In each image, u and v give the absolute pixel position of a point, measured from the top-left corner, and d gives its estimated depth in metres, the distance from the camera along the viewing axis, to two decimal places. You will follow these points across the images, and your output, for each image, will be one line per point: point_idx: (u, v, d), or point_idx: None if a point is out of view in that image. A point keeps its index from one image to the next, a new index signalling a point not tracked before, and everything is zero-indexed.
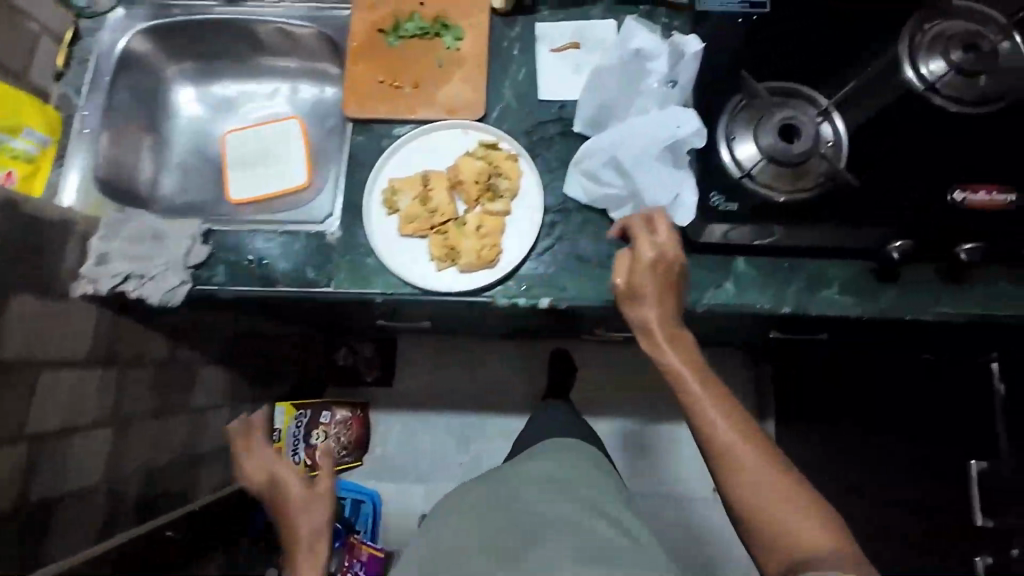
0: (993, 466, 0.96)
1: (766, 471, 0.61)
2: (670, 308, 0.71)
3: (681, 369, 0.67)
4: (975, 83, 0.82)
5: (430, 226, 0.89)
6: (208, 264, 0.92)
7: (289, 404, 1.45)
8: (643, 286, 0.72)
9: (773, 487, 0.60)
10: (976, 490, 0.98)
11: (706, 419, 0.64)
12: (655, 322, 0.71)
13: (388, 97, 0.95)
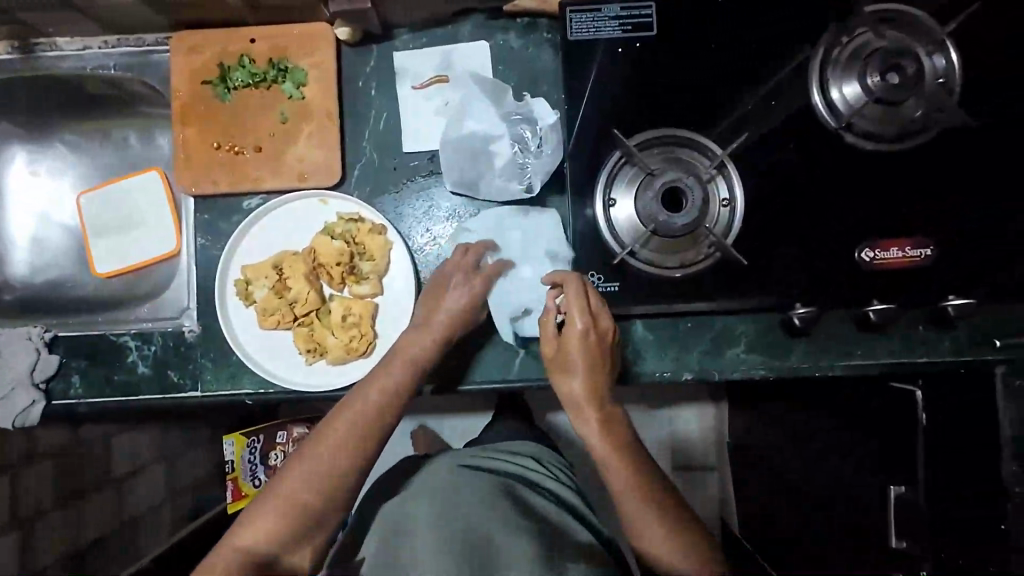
0: (912, 493, 0.77)
1: (670, 513, 0.69)
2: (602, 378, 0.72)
3: (604, 447, 0.71)
4: (894, 113, 0.69)
5: (292, 318, 0.80)
6: (61, 374, 0.84)
7: (239, 434, 1.18)
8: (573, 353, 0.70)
9: (679, 551, 0.67)
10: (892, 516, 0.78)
11: (630, 479, 0.69)
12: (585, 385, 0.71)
13: (230, 165, 0.82)
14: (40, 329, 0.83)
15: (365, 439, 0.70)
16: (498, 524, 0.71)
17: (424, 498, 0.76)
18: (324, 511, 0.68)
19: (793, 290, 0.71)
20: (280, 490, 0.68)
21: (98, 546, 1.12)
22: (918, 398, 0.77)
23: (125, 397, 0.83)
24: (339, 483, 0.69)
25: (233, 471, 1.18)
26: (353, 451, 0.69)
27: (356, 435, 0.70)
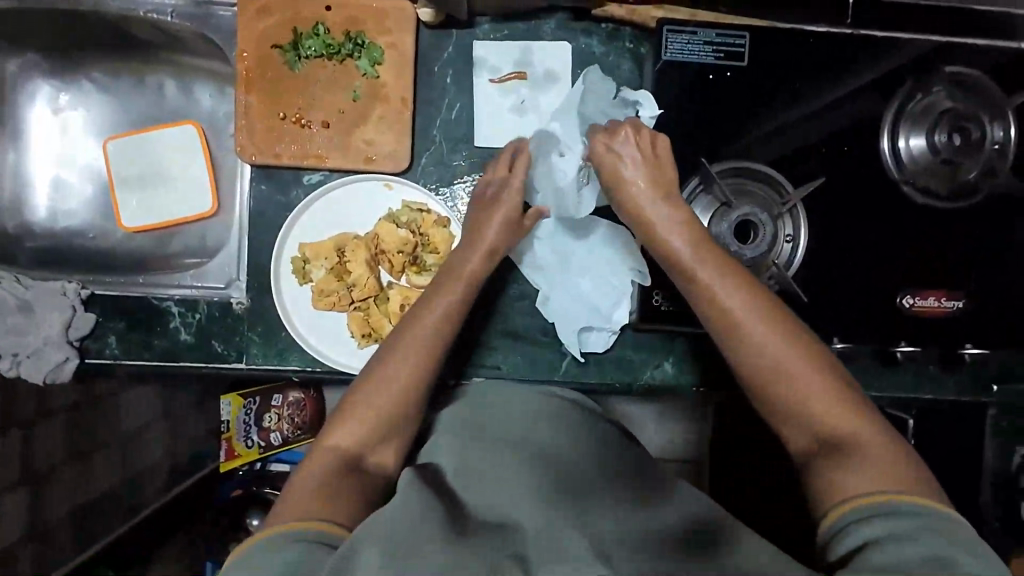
0: None
1: (795, 368, 0.58)
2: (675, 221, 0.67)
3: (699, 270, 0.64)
4: (953, 173, 0.74)
5: (349, 301, 0.80)
6: (97, 334, 0.81)
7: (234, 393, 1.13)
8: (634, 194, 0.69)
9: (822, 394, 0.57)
10: None
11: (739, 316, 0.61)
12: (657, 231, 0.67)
13: (294, 137, 0.79)
14: (77, 285, 0.81)
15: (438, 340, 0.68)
16: (566, 442, 0.62)
17: (476, 415, 0.66)
18: (405, 416, 0.65)
19: (840, 327, 0.75)
20: (356, 401, 0.64)
21: (103, 503, 1.10)
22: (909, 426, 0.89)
23: (166, 363, 0.81)
24: (412, 385, 0.66)
25: (227, 431, 1.15)
26: (422, 356, 0.67)
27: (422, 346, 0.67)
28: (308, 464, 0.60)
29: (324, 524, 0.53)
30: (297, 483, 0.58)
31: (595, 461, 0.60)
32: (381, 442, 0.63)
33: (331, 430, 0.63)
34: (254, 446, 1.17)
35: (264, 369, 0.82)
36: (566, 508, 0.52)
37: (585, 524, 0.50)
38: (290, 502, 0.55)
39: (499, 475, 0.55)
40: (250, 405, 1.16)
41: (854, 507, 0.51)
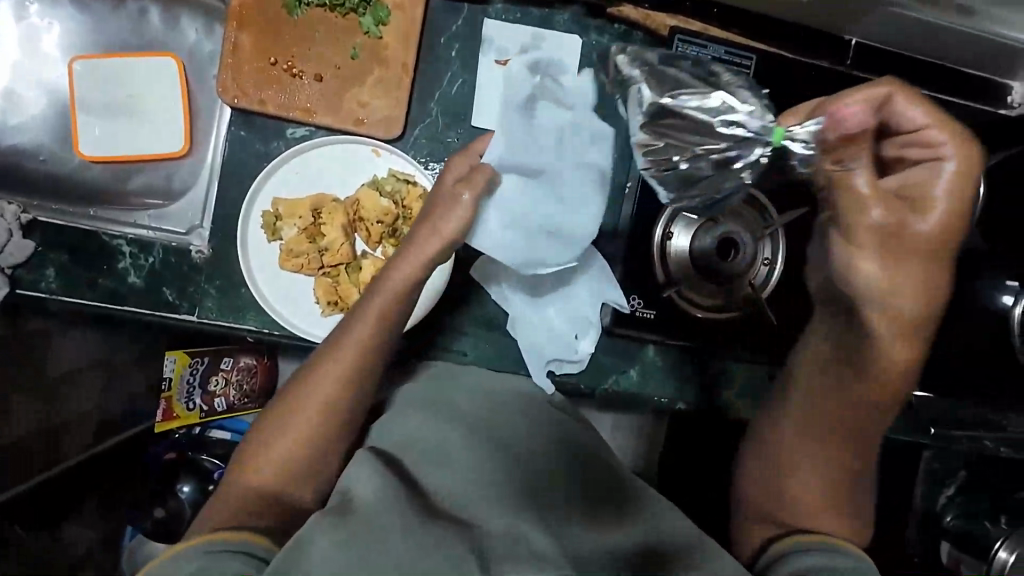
0: None
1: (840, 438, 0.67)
2: (935, 302, 0.62)
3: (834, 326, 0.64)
4: None
5: (318, 266, 0.76)
6: (34, 265, 0.75)
7: (183, 351, 1.10)
8: (909, 278, 0.61)
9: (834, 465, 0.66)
10: None
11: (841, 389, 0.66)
12: (901, 314, 0.62)
13: (283, 86, 0.75)
14: (18, 208, 0.74)
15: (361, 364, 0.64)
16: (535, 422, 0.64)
17: (446, 391, 0.67)
18: (327, 442, 0.63)
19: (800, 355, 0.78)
20: (277, 423, 0.63)
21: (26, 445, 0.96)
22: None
23: (107, 305, 0.75)
24: (331, 409, 0.63)
25: (168, 391, 1.09)
26: (345, 378, 0.64)
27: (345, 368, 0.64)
28: (228, 487, 0.61)
29: (239, 535, 0.54)
30: (217, 501, 0.59)
31: (558, 437, 0.63)
32: (298, 465, 0.62)
33: (256, 443, 0.63)
34: (196, 409, 1.14)
35: (217, 326, 0.78)
36: (527, 495, 0.56)
37: (541, 509, 0.55)
38: (208, 517, 0.57)
39: (463, 459, 0.58)
40: (196, 365, 1.13)
41: (795, 538, 0.61)
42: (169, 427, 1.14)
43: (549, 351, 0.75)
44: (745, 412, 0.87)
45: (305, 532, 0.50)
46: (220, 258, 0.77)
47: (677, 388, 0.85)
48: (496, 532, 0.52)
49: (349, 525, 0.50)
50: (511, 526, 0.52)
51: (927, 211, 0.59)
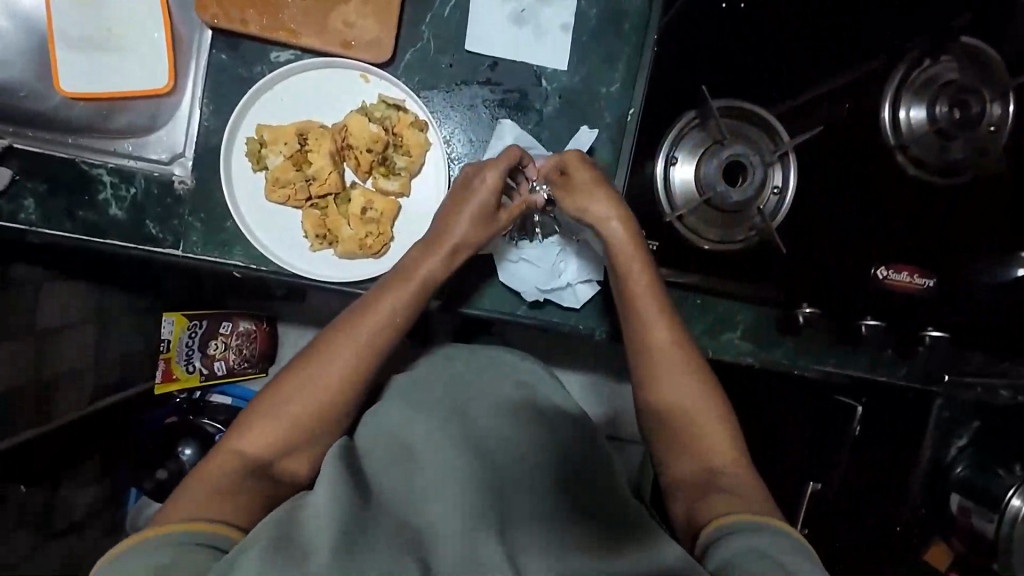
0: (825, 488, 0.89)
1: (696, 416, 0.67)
2: (657, 298, 0.68)
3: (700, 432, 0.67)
4: (947, 148, 0.73)
5: (306, 196, 0.74)
6: (13, 195, 0.72)
7: (181, 315, 1.06)
8: (629, 276, 0.68)
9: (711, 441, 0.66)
10: (802, 511, 0.91)
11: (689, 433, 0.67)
12: (637, 308, 0.68)
13: (265, 4, 0.71)
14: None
15: (377, 350, 0.62)
16: (515, 440, 0.60)
17: (424, 397, 0.64)
18: (324, 425, 0.60)
19: (806, 289, 0.75)
20: (270, 402, 0.59)
21: (11, 400, 0.89)
22: (857, 412, 0.87)
23: (88, 237, 0.72)
24: (337, 397, 0.60)
25: (168, 351, 1.06)
26: (357, 362, 0.61)
27: (356, 351, 0.61)
28: (206, 467, 0.56)
29: (225, 529, 0.52)
30: (196, 482, 0.55)
31: (538, 459, 0.59)
32: (294, 449, 0.59)
33: (247, 421, 0.59)
34: (196, 372, 1.12)
35: (200, 262, 0.74)
36: (488, 513, 0.52)
37: (503, 534, 0.52)
38: (181, 503, 0.53)
39: (426, 476, 0.55)
40: (196, 329, 1.11)
41: (721, 522, 0.58)
42: (169, 389, 1.11)
43: (563, 277, 0.77)
44: (751, 358, 0.84)
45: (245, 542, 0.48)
46: (202, 191, 0.74)
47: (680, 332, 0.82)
48: (440, 553, 0.49)
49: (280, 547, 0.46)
50: (457, 546, 0.49)
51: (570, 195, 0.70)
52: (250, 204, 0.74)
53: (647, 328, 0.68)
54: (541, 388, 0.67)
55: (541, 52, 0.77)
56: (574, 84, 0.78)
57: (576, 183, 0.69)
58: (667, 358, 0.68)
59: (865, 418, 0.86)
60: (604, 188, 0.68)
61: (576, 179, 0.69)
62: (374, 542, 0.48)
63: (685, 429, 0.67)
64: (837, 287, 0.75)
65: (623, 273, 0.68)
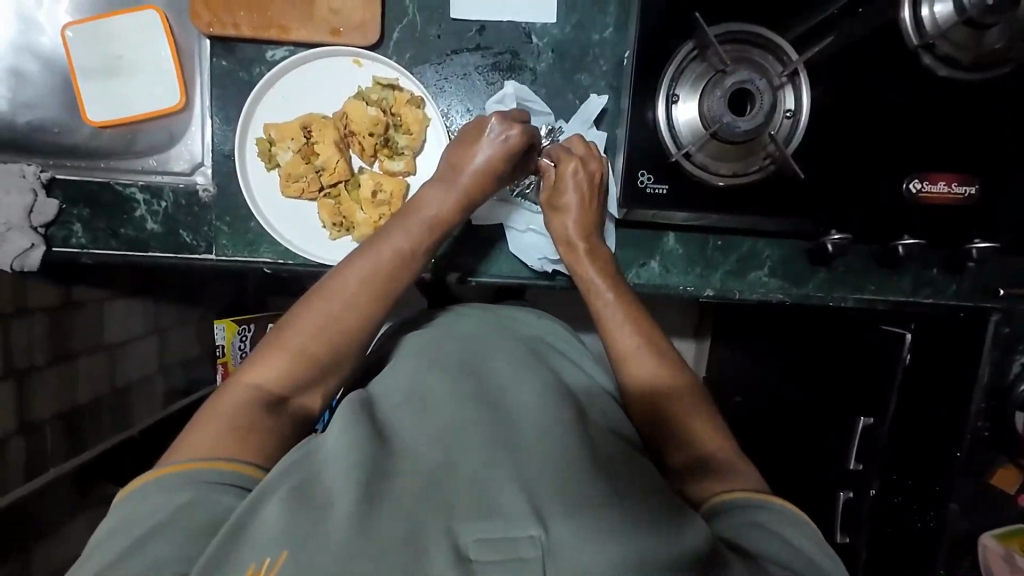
0: (878, 426, 0.80)
1: (683, 395, 0.62)
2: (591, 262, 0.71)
3: (693, 411, 0.61)
4: (983, 37, 0.67)
5: (319, 187, 0.76)
6: (63, 222, 0.79)
7: (230, 321, 1.14)
8: (566, 238, 0.72)
9: (703, 427, 0.60)
10: (855, 447, 0.82)
11: (679, 413, 0.61)
12: (575, 266, 0.72)
13: (253, 4, 0.73)
14: (36, 167, 0.77)
15: (388, 283, 0.62)
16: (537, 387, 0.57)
17: (435, 352, 0.62)
18: (343, 357, 0.59)
19: (835, 217, 0.72)
20: (288, 334, 0.58)
21: (92, 411, 0.99)
22: (908, 339, 0.78)
23: (132, 252, 0.78)
24: (354, 326, 0.60)
25: (223, 356, 1.14)
26: (378, 288, 0.61)
27: (377, 277, 0.61)
28: (219, 404, 0.53)
29: (236, 465, 0.49)
30: (210, 418, 0.52)
31: (562, 406, 0.54)
32: (311, 382, 0.58)
33: (253, 363, 0.57)
34: None
35: (232, 264, 0.79)
36: (512, 447, 0.47)
37: (531, 469, 0.45)
38: (197, 439, 0.51)
39: (444, 417, 0.50)
40: (245, 332, 1.18)
41: (732, 494, 0.53)
42: None
43: None
44: (781, 295, 0.81)
45: (259, 490, 0.44)
46: (224, 196, 0.78)
47: (704, 277, 0.81)
48: (465, 495, 0.42)
49: (296, 492, 0.42)
50: (481, 486, 0.43)
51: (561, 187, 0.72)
52: (268, 202, 0.77)
53: (589, 286, 0.70)
54: (556, 359, 0.67)
55: (527, 7, 0.75)
56: (565, 35, 0.76)
57: (561, 179, 0.72)
58: (606, 302, 0.69)
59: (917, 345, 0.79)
60: (575, 193, 0.71)
61: (561, 175, 0.71)
62: (397, 481, 0.43)
63: (653, 389, 0.63)
64: (865, 210, 0.71)
65: (559, 234, 0.72)
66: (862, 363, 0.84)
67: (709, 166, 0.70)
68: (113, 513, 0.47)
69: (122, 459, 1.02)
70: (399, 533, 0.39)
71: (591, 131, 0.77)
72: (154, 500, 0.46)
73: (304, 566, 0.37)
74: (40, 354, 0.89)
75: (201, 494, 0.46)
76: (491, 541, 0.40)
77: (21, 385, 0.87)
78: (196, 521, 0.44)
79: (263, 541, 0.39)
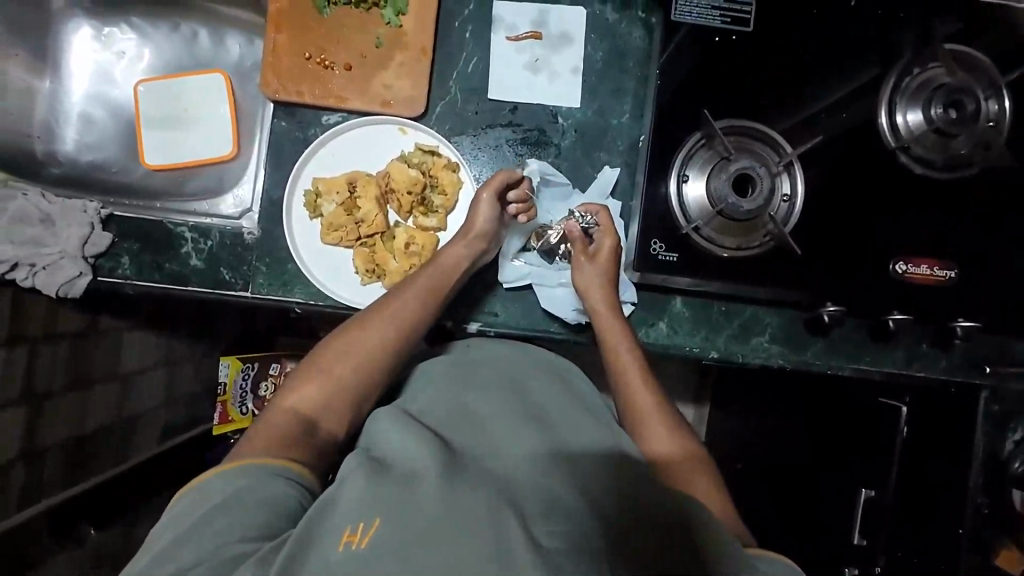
0: (880, 496, 0.84)
1: (692, 454, 0.71)
2: (614, 316, 0.77)
3: (701, 468, 0.69)
4: (949, 144, 0.77)
5: (356, 237, 0.83)
6: (112, 254, 0.84)
7: (236, 359, 1.09)
8: (592, 294, 0.78)
9: (708, 489, 0.67)
10: (857, 517, 0.84)
11: (687, 473, 0.68)
12: (603, 327, 0.77)
13: (318, 77, 0.84)
14: (98, 204, 0.83)
15: (407, 320, 0.71)
16: (569, 409, 0.69)
17: (472, 375, 0.74)
18: (367, 385, 0.68)
19: (830, 291, 0.79)
20: (319, 365, 0.67)
21: (97, 439, 0.99)
22: (903, 412, 0.83)
23: (174, 286, 0.83)
24: (375, 357, 0.68)
25: (222, 395, 1.08)
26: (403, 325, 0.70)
27: (398, 314, 0.70)
28: (268, 420, 0.63)
29: (268, 459, 0.57)
30: (258, 432, 0.62)
31: (597, 433, 0.66)
32: (336, 407, 0.66)
33: (288, 391, 0.66)
34: (250, 413, 1.12)
35: (266, 303, 0.83)
36: (558, 465, 0.59)
37: (575, 481, 0.57)
38: (243, 450, 0.59)
39: (495, 439, 0.63)
40: (248, 371, 1.12)
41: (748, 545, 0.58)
42: (227, 429, 1.14)
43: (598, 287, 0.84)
44: (782, 362, 0.86)
45: (339, 480, 0.57)
46: (267, 239, 0.84)
47: (710, 339, 0.86)
48: (530, 496, 0.55)
49: (380, 480, 0.55)
50: (538, 488, 0.56)
51: (598, 258, 0.80)
52: (308, 247, 0.84)
53: (611, 340, 0.77)
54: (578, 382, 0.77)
55: (555, 93, 0.86)
56: (587, 118, 0.87)
57: (601, 250, 0.80)
58: (627, 366, 0.76)
59: (912, 418, 0.82)
60: (612, 260, 0.80)
61: (600, 246, 0.80)
62: (467, 481, 0.55)
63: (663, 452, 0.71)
64: (857, 288, 0.78)
65: (591, 298, 0.78)
66: (857, 432, 0.88)
67: (717, 239, 0.77)
68: (169, 509, 0.55)
69: (114, 494, 0.99)
70: (479, 516, 0.51)
71: (606, 200, 0.85)
72: (208, 489, 0.54)
73: (392, 530, 0.50)
74: (58, 380, 0.91)
75: (254, 483, 0.55)
76: (554, 530, 0.52)
77: (35, 412, 0.87)
78: (253, 502, 0.53)
79: (356, 514, 0.52)
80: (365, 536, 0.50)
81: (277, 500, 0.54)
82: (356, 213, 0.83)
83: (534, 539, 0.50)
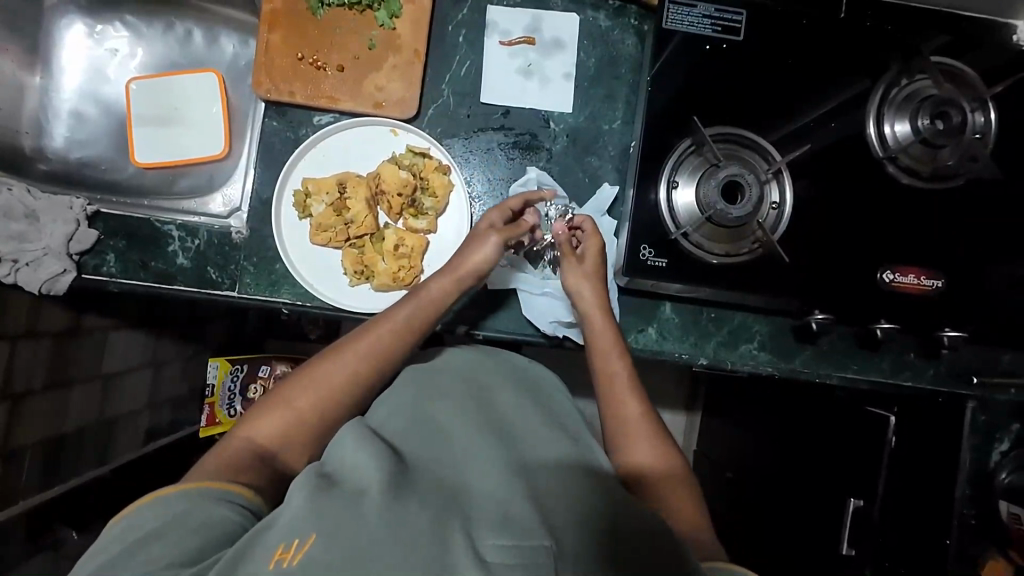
0: (867, 507, 0.81)
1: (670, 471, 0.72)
2: (605, 325, 0.77)
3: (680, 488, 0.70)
4: (935, 156, 0.78)
5: (345, 237, 0.83)
6: (98, 251, 0.83)
7: (223, 360, 1.07)
8: (583, 296, 0.78)
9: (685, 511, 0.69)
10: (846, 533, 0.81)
11: (663, 496, 0.69)
12: (591, 336, 0.77)
13: (310, 77, 0.84)
14: (84, 201, 0.82)
15: (379, 359, 0.71)
16: (539, 430, 0.69)
17: (440, 386, 0.73)
18: (326, 424, 0.67)
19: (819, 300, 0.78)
20: (284, 398, 0.67)
21: (76, 441, 0.97)
22: (891, 423, 0.80)
23: (160, 284, 0.82)
24: (342, 391, 0.69)
25: (210, 397, 1.06)
26: (362, 366, 0.69)
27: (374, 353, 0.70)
28: (220, 449, 0.63)
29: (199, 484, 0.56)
30: (212, 459, 0.61)
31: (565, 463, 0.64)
32: (296, 441, 0.66)
33: (251, 420, 0.66)
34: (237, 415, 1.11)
35: (253, 304, 0.82)
36: (523, 490, 0.58)
37: (538, 504, 0.57)
38: (194, 474, 0.60)
39: (460, 453, 0.63)
40: (237, 373, 1.10)
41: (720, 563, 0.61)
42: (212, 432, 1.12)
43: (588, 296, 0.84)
44: (770, 371, 0.86)
45: (288, 492, 0.54)
46: (255, 239, 0.83)
47: (699, 348, 0.86)
48: (486, 518, 0.53)
49: (327, 493, 0.52)
50: (495, 509, 0.55)
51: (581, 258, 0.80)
52: (298, 247, 0.84)
53: (599, 347, 0.76)
54: (558, 396, 0.78)
55: (548, 98, 0.87)
56: (579, 124, 0.87)
57: (587, 249, 0.80)
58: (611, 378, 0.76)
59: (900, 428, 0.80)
60: (593, 258, 0.80)
61: (586, 247, 0.80)
62: (411, 500, 0.52)
63: (641, 472, 0.71)
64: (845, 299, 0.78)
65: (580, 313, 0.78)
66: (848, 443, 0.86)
67: (705, 245, 0.78)
68: (109, 527, 0.54)
69: (92, 497, 0.97)
70: (429, 534, 0.49)
71: (597, 205, 0.85)
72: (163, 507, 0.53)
73: (334, 545, 0.46)
74: (38, 379, 0.89)
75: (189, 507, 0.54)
76: (506, 550, 0.50)
77: (13, 411, 0.86)
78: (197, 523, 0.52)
79: (295, 528, 0.48)
80: (299, 553, 0.46)
81: (223, 524, 0.53)
82: (346, 213, 0.83)
83: (483, 558, 0.49)
